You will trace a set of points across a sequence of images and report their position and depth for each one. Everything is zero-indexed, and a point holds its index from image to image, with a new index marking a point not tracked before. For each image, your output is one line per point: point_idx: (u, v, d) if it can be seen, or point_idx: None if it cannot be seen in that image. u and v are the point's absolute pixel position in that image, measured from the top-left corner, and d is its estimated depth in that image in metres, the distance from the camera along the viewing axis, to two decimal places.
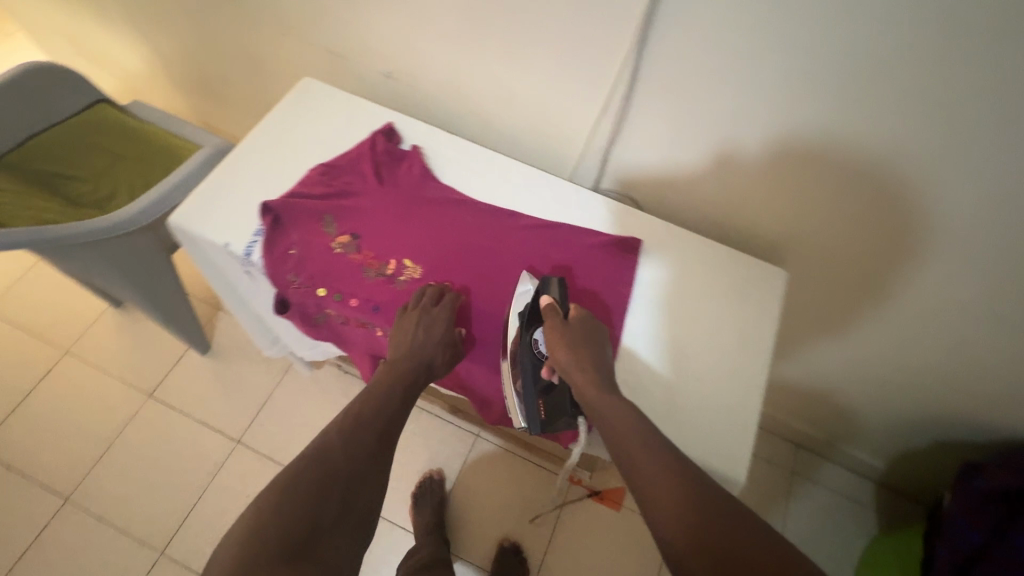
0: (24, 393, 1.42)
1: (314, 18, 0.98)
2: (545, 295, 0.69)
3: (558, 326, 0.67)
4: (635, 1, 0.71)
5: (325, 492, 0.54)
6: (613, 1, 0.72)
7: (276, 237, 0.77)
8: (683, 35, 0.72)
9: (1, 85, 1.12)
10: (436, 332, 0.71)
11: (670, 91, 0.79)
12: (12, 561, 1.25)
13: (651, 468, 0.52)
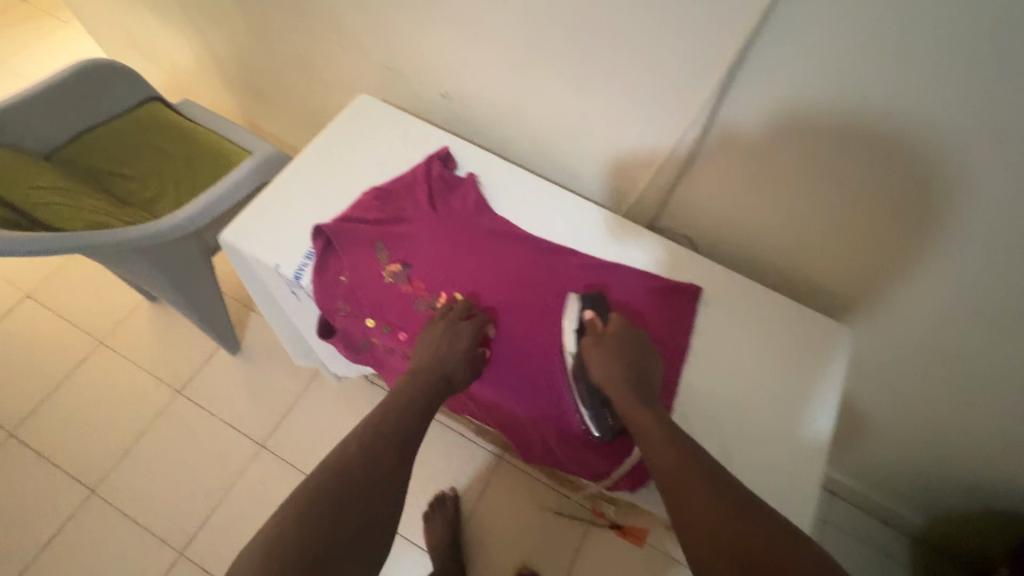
0: (58, 380, 1.44)
1: (375, 33, 0.97)
2: (588, 311, 0.71)
3: (596, 336, 0.68)
4: (722, 46, 0.67)
5: (344, 509, 0.57)
6: (696, 43, 0.69)
7: (328, 262, 0.77)
8: (770, 85, 0.67)
9: (60, 82, 1.13)
10: (459, 347, 0.70)
11: (745, 140, 0.75)
12: (36, 549, 1.26)
13: (674, 469, 0.53)
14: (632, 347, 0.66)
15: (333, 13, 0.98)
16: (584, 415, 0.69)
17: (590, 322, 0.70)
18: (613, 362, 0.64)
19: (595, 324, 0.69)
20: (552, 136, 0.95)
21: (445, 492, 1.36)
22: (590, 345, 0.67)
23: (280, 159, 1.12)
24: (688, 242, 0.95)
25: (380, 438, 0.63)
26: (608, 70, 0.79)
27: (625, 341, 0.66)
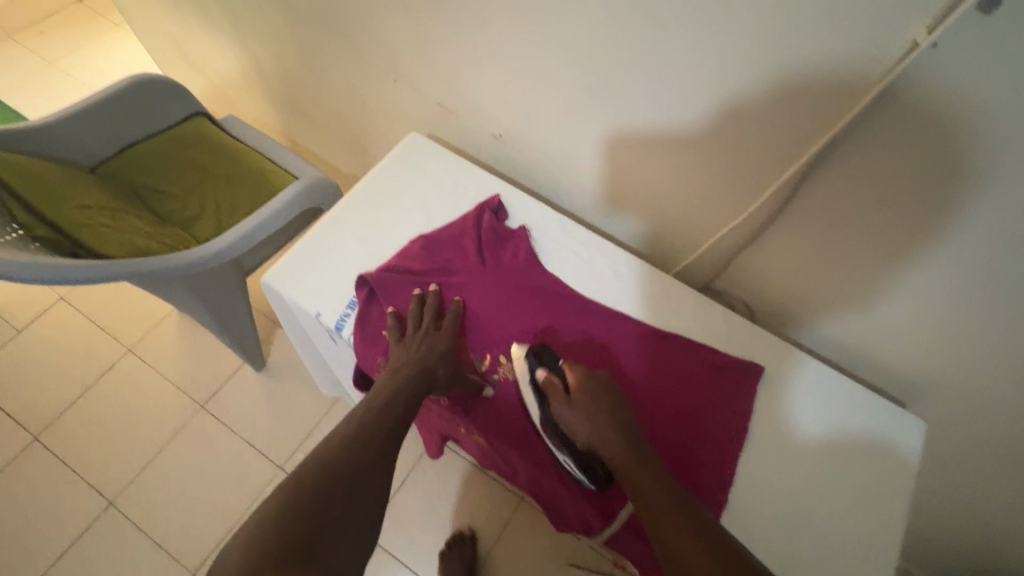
0: (84, 386, 1.44)
1: (431, 72, 0.94)
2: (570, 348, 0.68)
3: (580, 376, 0.65)
4: (810, 128, 0.62)
5: (330, 495, 0.52)
6: (778, 120, 0.64)
7: (370, 316, 0.74)
8: (860, 174, 0.61)
9: (108, 97, 1.14)
10: (439, 348, 0.70)
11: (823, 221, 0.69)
12: (52, 558, 1.25)
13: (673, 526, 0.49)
14: (595, 397, 0.63)
15: (387, 46, 0.96)
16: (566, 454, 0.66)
17: (546, 386, 0.66)
18: (582, 421, 0.62)
19: (552, 387, 0.66)
20: (605, 187, 0.91)
21: (463, 532, 1.32)
22: (558, 401, 0.65)
23: (324, 186, 1.10)
24: (746, 310, 0.89)
25: (369, 424, 0.61)
26: (676, 133, 0.74)
27: (591, 389, 0.64)
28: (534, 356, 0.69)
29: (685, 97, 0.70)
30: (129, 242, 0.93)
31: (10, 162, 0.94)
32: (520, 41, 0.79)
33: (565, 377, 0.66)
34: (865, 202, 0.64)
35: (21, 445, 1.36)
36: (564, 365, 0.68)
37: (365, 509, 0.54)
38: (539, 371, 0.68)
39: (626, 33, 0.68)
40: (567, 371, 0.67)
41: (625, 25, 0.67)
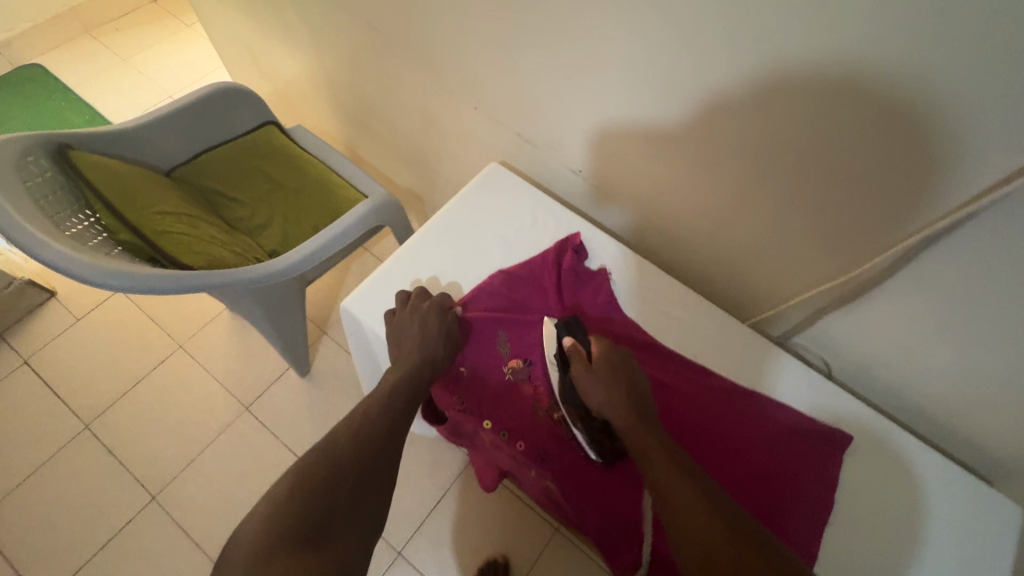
0: (135, 378, 1.47)
1: (514, 104, 0.94)
2: (568, 337, 0.69)
3: (584, 363, 0.65)
4: (932, 209, 0.60)
5: (340, 484, 0.54)
6: (893, 199, 0.62)
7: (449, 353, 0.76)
8: (977, 258, 0.60)
9: (190, 104, 1.17)
10: (431, 326, 0.72)
11: (926, 296, 0.67)
12: (95, 548, 1.28)
13: (678, 489, 0.50)
14: (620, 369, 0.64)
15: (472, 75, 0.96)
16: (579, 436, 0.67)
17: (570, 353, 0.67)
18: (607, 378, 0.63)
19: (577, 354, 0.66)
20: (687, 230, 0.89)
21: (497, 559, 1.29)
22: (579, 368, 0.65)
23: (388, 204, 1.13)
24: (824, 370, 0.88)
25: (377, 419, 0.62)
26: (774, 193, 0.72)
27: (613, 361, 0.65)
28: (563, 325, 0.72)
29: (787, 161, 0.67)
30: (205, 251, 0.94)
31: (98, 164, 0.96)
32: (616, 87, 0.77)
33: (589, 348, 0.68)
34: (984, 290, 0.61)
35: (72, 434, 1.39)
36: (591, 338, 0.70)
37: (373, 500, 0.56)
38: (567, 339, 0.70)
39: (731, 96, 0.66)
40: (593, 342, 0.69)
41: (733, 88, 0.65)
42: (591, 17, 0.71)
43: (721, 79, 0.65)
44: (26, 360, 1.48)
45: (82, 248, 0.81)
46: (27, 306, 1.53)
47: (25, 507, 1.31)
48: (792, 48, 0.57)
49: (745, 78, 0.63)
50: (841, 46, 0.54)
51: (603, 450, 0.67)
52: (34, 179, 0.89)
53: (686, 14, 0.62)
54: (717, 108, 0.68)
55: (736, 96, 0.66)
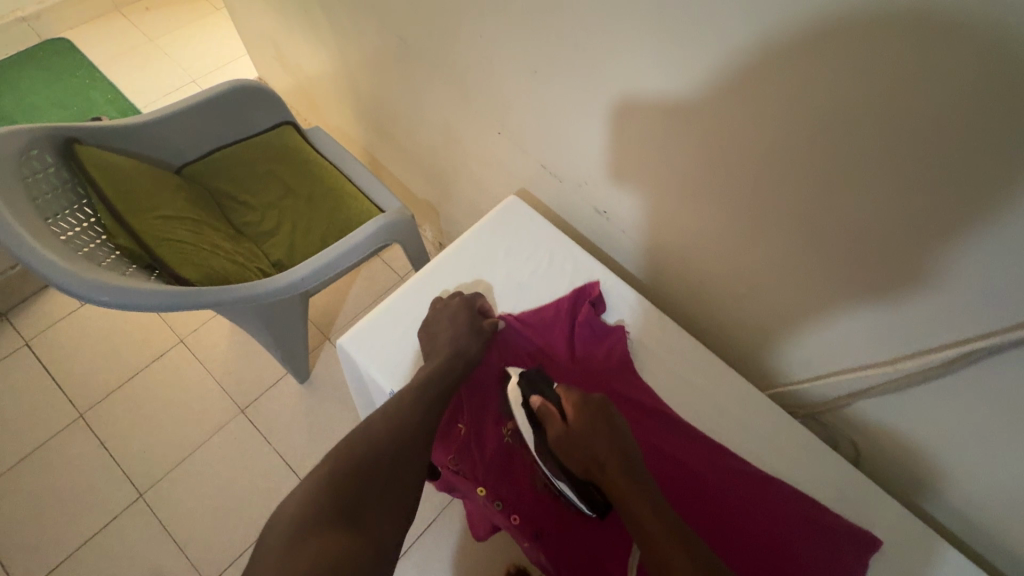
0: (134, 370, 1.45)
1: (540, 133, 0.89)
2: (534, 397, 0.67)
3: (559, 423, 0.65)
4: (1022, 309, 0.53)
5: (370, 472, 0.57)
6: (978, 294, 0.55)
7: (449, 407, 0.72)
8: None
9: (205, 101, 1.13)
10: (461, 321, 0.73)
11: (997, 398, 0.60)
12: (79, 542, 1.26)
13: (674, 558, 0.51)
14: (598, 423, 0.63)
15: (498, 99, 0.91)
16: (563, 490, 0.64)
17: (543, 413, 0.66)
18: (587, 441, 0.62)
19: (551, 413, 0.66)
20: (720, 284, 0.84)
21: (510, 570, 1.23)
22: (557, 429, 0.64)
23: (401, 221, 1.09)
24: (854, 455, 0.82)
25: (398, 418, 0.63)
26: (830, 260, 0.66)
27: (590, 415, 0.64)
28: (525, 380, 0.69)
29: (839, 237, 0.63)
30: (206, 264, 0.91)
31: (102, 164, 0.93)
32: (654, 133, 0.72)
33: (559, 403, 0.67)
34: None
35: (66, 422, 1.38)
36: (558, 390, 0.68)
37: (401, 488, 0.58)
38: (533, 398, 0.68)
39: (785, 159, 0.61)
40: (563, 394, 0.67)
41: (787, 151, 0.60)
42: (634, 58, 0.66)
43: (774, 140, 0.60)
44: (28, 342, 1.46)
45: (77, 257, 0.78)
46: (33, 287, 1.52)
47: (12, 493, 1.29)
48: (859, 121, 0.52)
49: (802, 144, 0.58)
50: (915, 128, 0.49)
51: (595, 504, 0.63)
52: (34, 178, 0.85)
53: (743, 68, 0.57)
54: (769, 170, 0.64)
55: (790, 160, 0.61)
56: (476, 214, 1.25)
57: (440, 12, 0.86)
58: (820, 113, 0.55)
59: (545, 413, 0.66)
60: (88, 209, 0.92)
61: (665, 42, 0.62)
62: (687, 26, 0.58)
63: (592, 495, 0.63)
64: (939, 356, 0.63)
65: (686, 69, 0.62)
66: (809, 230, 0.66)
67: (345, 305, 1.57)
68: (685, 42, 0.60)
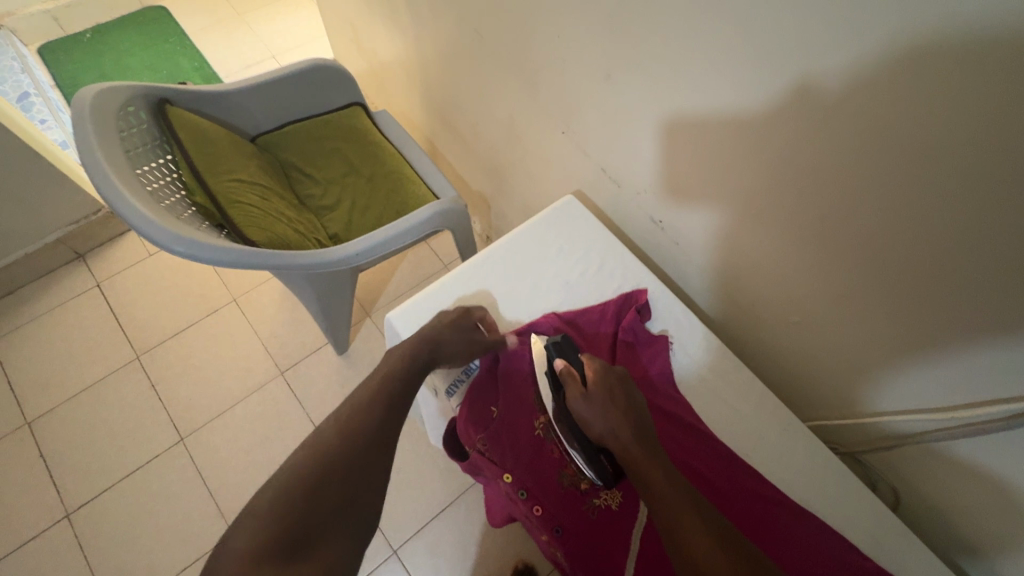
0: (189, 321, 1.54)
1: (603, 137, 0.89)
2: (559, 361, 0.67)
3: (579, 387, 0.64)
4: None
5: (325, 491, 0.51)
6: None
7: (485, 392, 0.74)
8: None
9: (286, 76, 1.18)
10: (449, 320, 0.73)
11: None
12: (122, 474, 1.35)
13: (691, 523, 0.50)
14: (619, 392, 0.63)
15: (567, 99, 0.91)
16: (579, 460, 0.65)
17: (564, 377, 0.66)
18: (607, 406, 0.62)
19: (570, 377, 0.66)
20: (776, 309, 0.82)
21: (517, 566, 1.25)
22: (575, 392, 0.64)
23: (455, 209, 1.12)
24: (893, 500, 0.79)
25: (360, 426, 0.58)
26: (897, 296, 0.64)
27: (609, 383, 0.64)
28: (553, 345, 0.70)
29: (907, 279, 0.61)
30: (270, 228, 0.95)
31: (188, 125, 0.99)
32: (724, 149, 0.71)
33: (583, 369, 0.67)
34: None
35: (124, 361, 1.48)
36: (583, 358, 0.69)
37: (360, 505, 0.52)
38: (557, 362, 0.69)
39: (859, 194, 0.59)
40: (586, 362, 0.68)
41: (863, 186, 0.59)
42: (713, 74, 0.66)
43: (851, 171, 0.59)
44: (99, 283, 1.58)
45: (160, 209, 0.84)
46: (109, 233, 1.63)
47: (70, 421, 1.40)
48: (940, 159, 0.51)
49: (880, 180, 0.57)
50: (1003, 174, 0.47)
51: (604, 473, 0.63)
52: (128, 132, 0.92)
53: (828, 94, 0.56)
54: (841, 201, 0.62)
55: (866, 194, 0.59)
56: (529, 210, 1.26)
57: (521, 9, 0.87)
58: (907, 149, 0.53)
59: (566, 376, 0.66)
60: (171, 166, 0.98)
61: (748, 60, 0.61)
62: (775, 47, 0.57)
63: (601, 462, 0.63)
64: (1011, 408, 0.59)
65: (766, 90, 0.61)
66: (878, 269, 0.63)
67: (389, 284, 1.62)
68: (770, 62, 0.59)
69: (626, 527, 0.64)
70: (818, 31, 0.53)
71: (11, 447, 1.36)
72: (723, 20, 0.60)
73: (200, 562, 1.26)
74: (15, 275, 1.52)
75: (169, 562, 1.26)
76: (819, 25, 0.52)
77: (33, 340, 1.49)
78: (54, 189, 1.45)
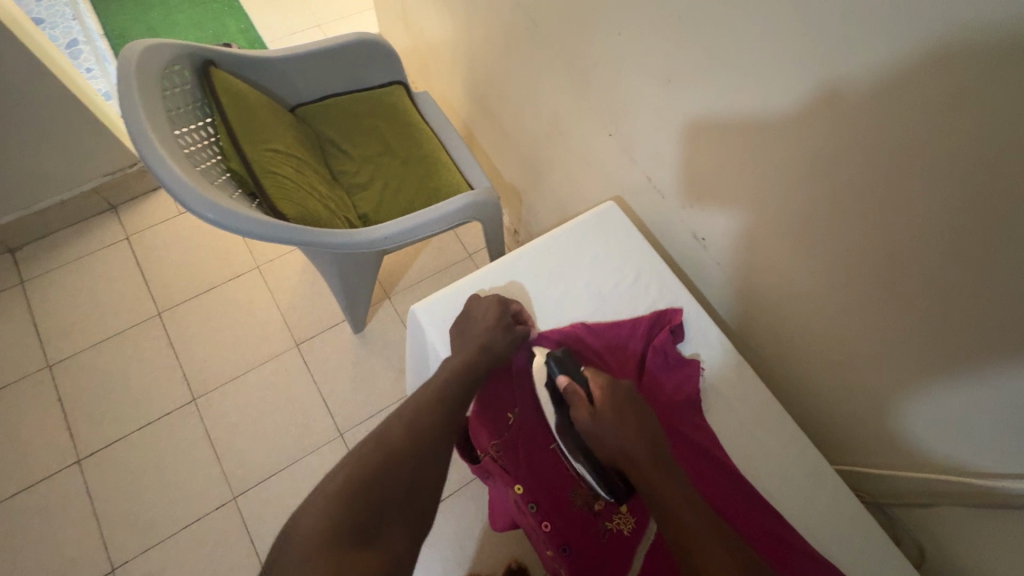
0: (211, 284, 1.55)
1: (652, 144, 0.86)
2: (562, 379, 0.66)
3: (587, 407, 0.63)
4: None
5: None
6: None
7: (502, 396, 0.72)
8: None
9: (331, 48, 1.16)
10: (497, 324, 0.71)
11: None
12: (133, 428, 1.36)
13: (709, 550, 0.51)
14: (629, 414, 0.62)
15: (620, 99, 0.87)
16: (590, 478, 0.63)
17: (569, 395, 0.65)
18: (616, 431, 0.60)
19: (577, 397, 0.64)
20: (817, 344, 0.78)
21: (510, 565, 1.24)
22: (585, 412, 0.63)
23: (488, 201, 1.10)
24: (916, 553, 0.75)
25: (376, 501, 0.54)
26: (952, 344, 0.60)
27: (616, 401, 0.63)
28: (556, 360, 0.67)
29: (976, 331, 0.57)
30: (302, 203, 0.94)
31: (231, 89, 0.98)
32: (787, 174, 0.68)
33: (588, 386, 0.66)
34: None
35: (145, 316, 1.49)
36: (586, 373, 0.67)
37: None
38: (561, 378, 0.67)
39: (934, 238, 0.56)
40: (590, 378, 0.66)
41: (943, 229, 0.55)
42: (789, 91, 0.62)
43: (930, 212, 0.55)
44: (129, 236, 1.59)
45: (194, 172, 0.83)
46: (142, 188, 1.65)
47: (89, 368, 1.42)
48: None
49: (962, 224, 0.53)
50: None
51: (612, 489, 0.61)
52: (172, 91, 0.92)
53: (914, 128, 0.52)
54: (913, 243, 0.59)
55: (942, 237, 0.55)
56: (563, 209, 1.23)
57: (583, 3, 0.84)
58: (1001, 196, 0.49)
59: (570, 395, 0.65)
60: (210, 130, 0.98)
61: (832, 81, 0.57)
62: (866, 70, 0.53)
63: (613, 482, 0.61)
64: None
65: (846, 114, 0.58)
66: (942, 316, 0.60)
67: (411, 268, 1.61)
68: (856, 85, 0.55)
69: (635, 551, 0.63)
70: (918, 58, 0.49)
71: (31, 387, 1.39)
72: (802, 34, 0.57)
73: (200, 521, 1.28)
74: (49, 220, 1.55)
75: (171, 518, 1.28)
76: (921, 51, 0.49)
77: (61, 285, 1.52)
78: (95, 140, 1.46)
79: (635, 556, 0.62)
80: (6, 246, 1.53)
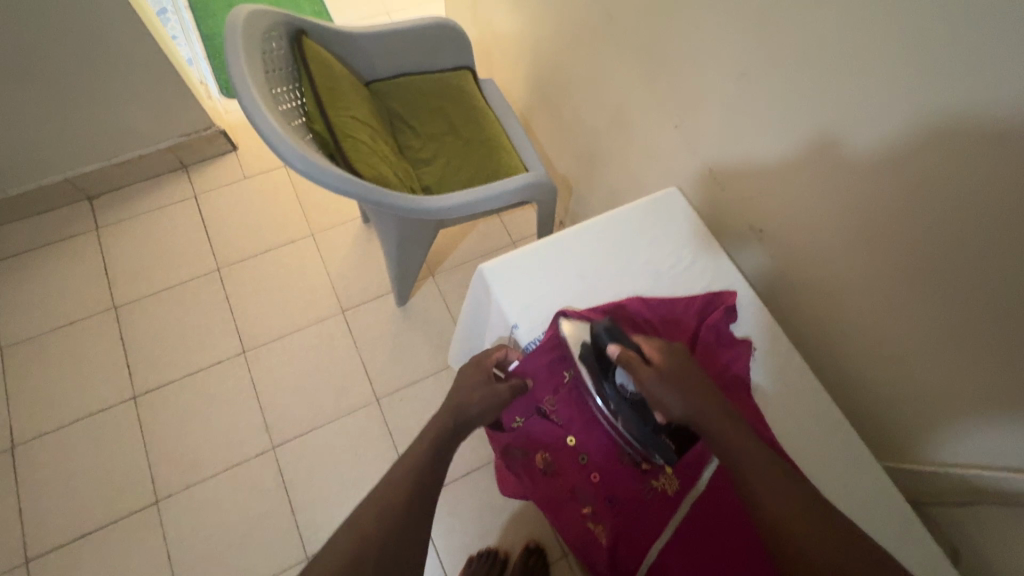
0: (267, 246, 1.63)
1: (717, 137, 0.89)
2: (615, 346, 0.65)
3: (648, 370, 0.63)
4: None
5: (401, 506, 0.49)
6: None
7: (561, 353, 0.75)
8: None
9: (410, 29, 1.22)
10: (470, 382, 0.72)
11: None
12: (185, 372, 1.45)
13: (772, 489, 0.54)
14: (686, 368, 0.64)
15: (690, 92, 0.90)
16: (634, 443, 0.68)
17: (624, 361, 0.64)
18: (680, 381, 0.62)
19: (635, 361, 0.64)
20: (868, 341, 0.79)
21: (528, 544, 1.28)
22: (647, 374, 0.63)
23: (544, 184, 1.14)
24: (950, 551, 0.76)
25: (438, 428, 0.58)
26: (1003, 343, 0.62)
27: (674, 358, 0.65)
28: (606, 330, 0.67)
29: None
30: (376, 167, 1.00)
31: (320, 58, 1.05)
32: (851, 173, 0.70)
33: (641, 350, 0.66)
34: None
35: (205, 270, 1.58)
36: (635, 339, 0.68)
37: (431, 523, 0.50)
38: (611, 346, 0.66)
39: (992, 237, 0.58)
40: (641, 343, 0.67)
41: (1003, 229, 0.57)
42: (863, 90, 0.64)
43: (994, 214, 0.57)
44: (196, 195, 1.69)
45: (287, 127, 0.90)
46: (212, 151, 1.74)
47: (150, 313, 1.52)
48: None
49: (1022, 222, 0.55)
50: None
51: (665, 450, 0.65)
52: (269, 55, 0.99)
53: (983, 127, 0.55)
54: (972, 242, 0.60)
55: (1001, 233, 0.57)
56: (615, 201, 1.26)
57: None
58: None
59: (627, 361, 0.64)
60: (297, 93, 1.05)
61: (908, 83, 0.59)
62: (946, 71, 0.56)
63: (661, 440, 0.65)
64: None
65: (920, 115, 0.59)
66: (998, 314, 0.61)
67: (456, 249, 1.66)
68: (934, 86, 0.57)
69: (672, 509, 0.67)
70: (1001, 60, 0.51)
71: (97, 326, 1.49)
72: (883, 34, 0.60)
73: (240, 466, 1.35)
74: (126, 173, 1.65)
75: (213, 460, 1.35)
76: (1007, 53, 0.51)
77: (131, 233, 1.62)
78: (177, 101, 1.56)
79: (675, 508, 0.67)
80: (85, 194, 1.64)
